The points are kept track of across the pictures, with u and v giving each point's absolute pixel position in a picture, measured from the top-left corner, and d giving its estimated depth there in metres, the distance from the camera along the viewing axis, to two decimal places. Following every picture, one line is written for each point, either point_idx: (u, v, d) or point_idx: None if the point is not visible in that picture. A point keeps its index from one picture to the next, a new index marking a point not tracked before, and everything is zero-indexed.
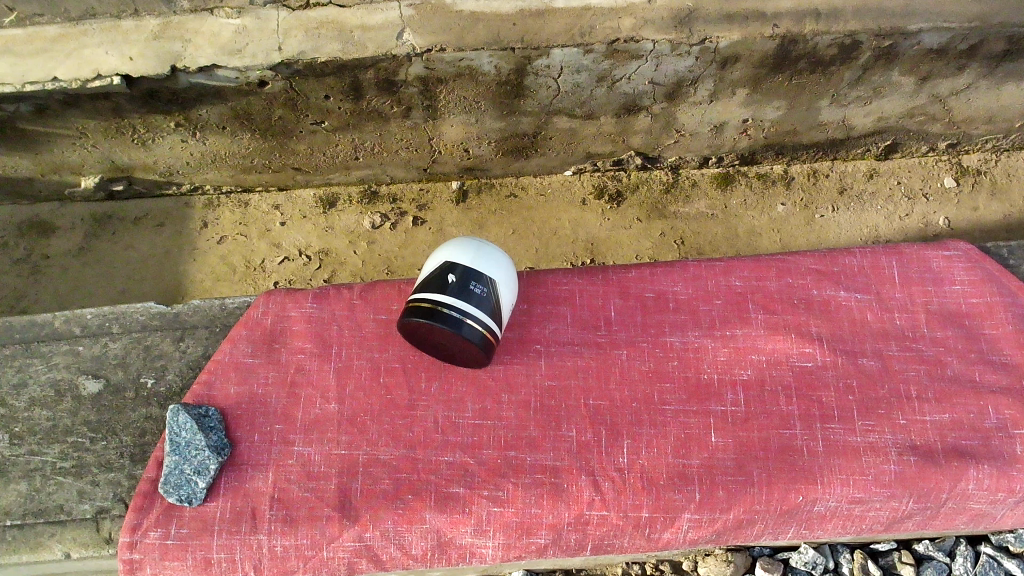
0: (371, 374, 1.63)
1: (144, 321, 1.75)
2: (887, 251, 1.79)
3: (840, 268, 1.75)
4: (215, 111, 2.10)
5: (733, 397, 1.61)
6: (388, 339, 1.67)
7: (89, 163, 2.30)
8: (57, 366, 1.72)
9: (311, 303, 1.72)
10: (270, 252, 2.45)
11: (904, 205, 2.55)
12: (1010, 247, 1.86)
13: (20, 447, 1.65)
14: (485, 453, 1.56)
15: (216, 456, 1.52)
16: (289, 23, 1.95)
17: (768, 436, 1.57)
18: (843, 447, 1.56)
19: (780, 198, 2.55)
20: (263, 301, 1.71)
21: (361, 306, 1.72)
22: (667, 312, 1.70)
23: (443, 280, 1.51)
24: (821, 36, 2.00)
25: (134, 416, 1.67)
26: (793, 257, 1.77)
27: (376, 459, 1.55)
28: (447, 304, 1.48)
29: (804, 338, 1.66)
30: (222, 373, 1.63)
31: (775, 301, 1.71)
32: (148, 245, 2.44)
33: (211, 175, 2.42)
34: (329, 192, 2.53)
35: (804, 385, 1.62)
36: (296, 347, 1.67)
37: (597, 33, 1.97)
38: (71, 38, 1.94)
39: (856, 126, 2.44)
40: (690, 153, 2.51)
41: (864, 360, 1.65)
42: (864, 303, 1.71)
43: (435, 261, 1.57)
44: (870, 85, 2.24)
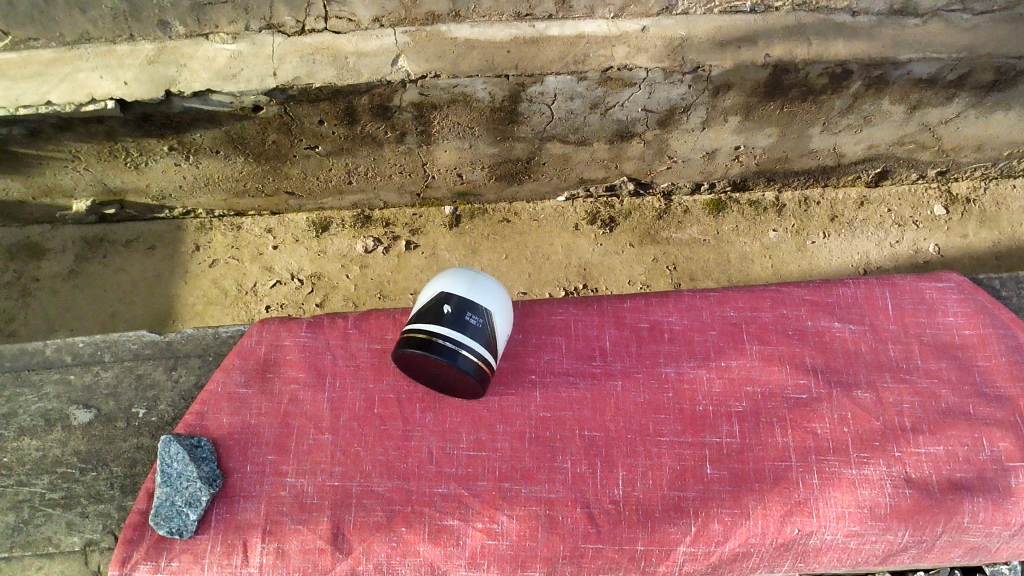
0: (365, 405, 1.63)
1: (137, 350, 1.75)
2: (880, 282, 1.80)
3: (834, 299, 1.76)
4: (209, 136, 2.11)
5: (728, 429, 1.61)
6: (382, 369, 1.67)
7: (81, 186, 2.29)
8: (47, 395, 1.70)
9: (305, 332, 1.72)
10: (262, 276, 2.44)
11: (895, 232, 2.57)
12: (1002, 278, 1.88)
13: (8, 476, 1.63)
14: (480, 485, 1.55)
15: (208, 488, 1.50)
16: (284, 49, 1.96)
17: (764, 468, 1.57)
18: (838, 479, 1.55)
19: (772, 225, 2.57)
20: (256, 331, 1.71)
21: (355, 335, 1.71)
22: (662, 342, 1.70)
23: (436, 312, 1.51)
24: (813, 65, 2.02)
25: (125, 446, 1.65)
26: (787, 287, 1.78)
27: (370, 491, 1.54)
28: (442, 336, 1.47)
29: (799, 369, 1.67)
30: (215, 404, 1.62)
31: (769, 331, 1.72)
32: (139, 269, 2.43)
33: (204, 200, 2.41)
34: (322, 216, 2.52)
35: (799, 415, 1.62)
36: (290, 376, 1.66)
37: (591, 61, 1.98)
38: (64, 62, 1.94)
39: (847, 154, 2.46)
40: (682, 180, 2.53)
41: (858, 393, 1.65)
42: (858, 334, 1.72)
43: (429, 291, 1.57)
44: (860, 113, 2.26)
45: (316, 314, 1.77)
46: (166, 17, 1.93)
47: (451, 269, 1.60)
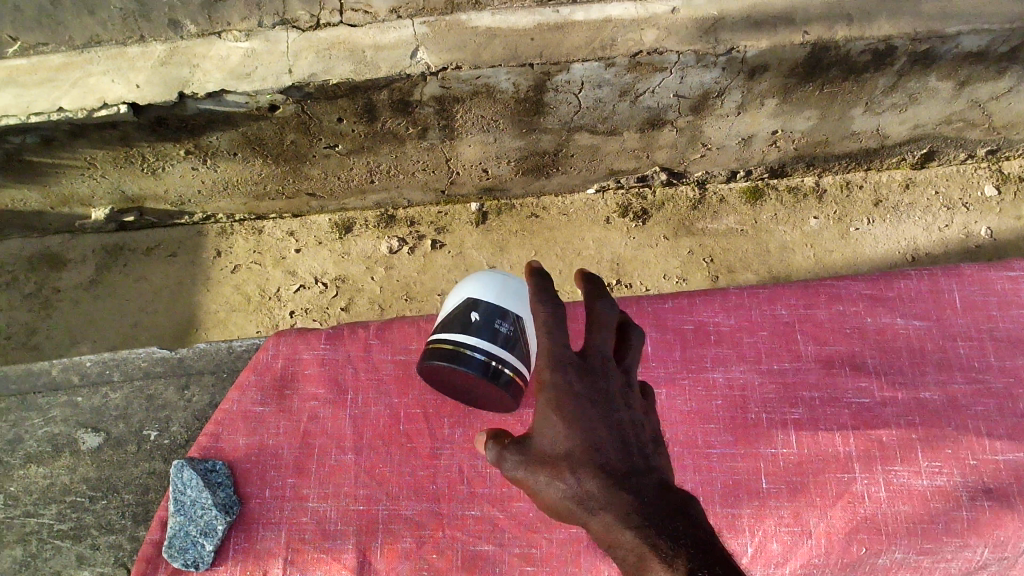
0: (390, 422, 1.63)
1: (146, 369, 1.75)
2: (947, 273, 1.76)
3: (894, 292, 1.74)
4: (226, 138, 2.04)
5: (784, 439, 1.62)
6: (406, 382, 1.66)
7: (98, 193, 2.24)
8: (55, 420, 1.71)
9: (324, 344, 1.70)
10: (285, 281, 2.38)
11: (943, 216, 2.44)
12: None
13: (15, 507, 1.64)
14: (516, 507, 1.56)
15: (224, 516, 1.50)
16: (298, 45, 1.88)
17: (825, 481, 1.57)
18: (908, 492, 1.55)
19: (812, 211, 2.46)
20: (273, 344, 1.69)
21: (378, 346, 1.70)
22: (709, 345, 1.71)
23: (464, 320, 1.43)
24: (855, 42, 1.91)
25: (136, 471, 1.66)
26: (843, 281, 1.76)
27: (398, 515, 1.55)
28: (469, 346, 1.39)
29: (859, 371, 1.67)
30: (230, 424, 1.61)
31: (825, 330, 1.71)
32: (160, 277, 2.38)
33: (224, 204, 2.35)
34: (345, 217, 2.45)
35: (861, 423, 1.62)
36: (309, 393, 1.65)
37: (619, 46, 1.88)
38: (75, 66, 1.88)
39: (891, 135, 2.33)
40: (717, 168, 2.41)
41: (926, 395, 1.64)
42: (924, 331, 1.70)
43: (458, 297, 1.49)
44: (905, 91, 2.14)
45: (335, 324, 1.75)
46: (177, 16, 1.88)
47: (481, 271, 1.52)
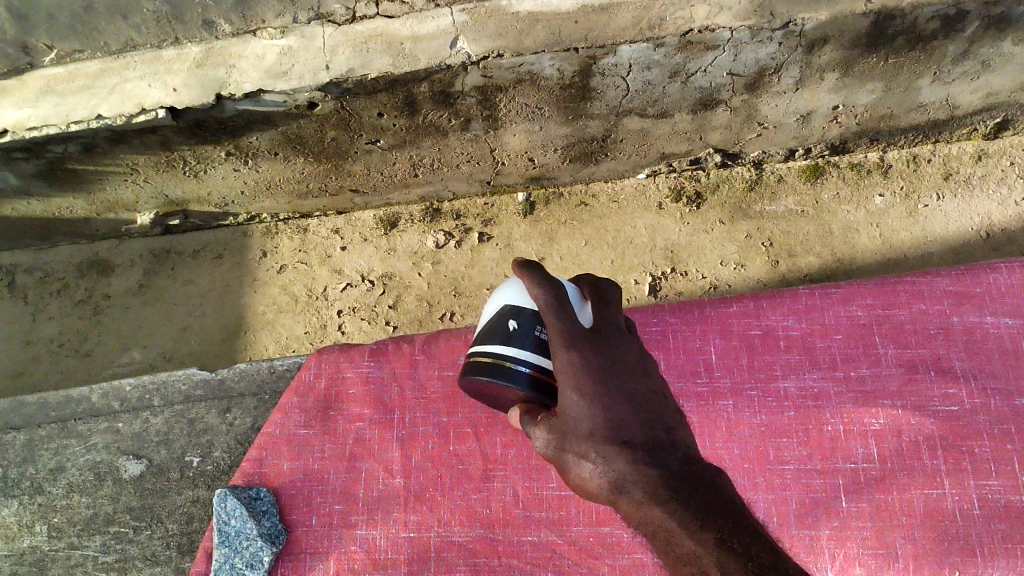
0: (440, 443, 1.72)
1: (186, 393, 1.85)
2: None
3: (982, 289, 1.74)
4: (266, 138, 2.00)
5: (864, 452, 1.63)
6: (453, 402, 1.76)
7: (143, 199, 2.22)
8: (96, 447, 1.81)
9: (368, 361, 1.81)
10: (332, 279, 2.34)
11: (1020, 189, 2.29)
12: None
13: (60, 540, 1.74)
14: (574, 530, 1.64)
15: (269, 546, 1.59)
16: (335, 40, 1.82)
17: (913, 498, 1.58)
18: (1006, 509, 1.55)
19: (878, 188, 2.33)
20: (315, 363, 1.81)
21: (424, 362, 1.80)
22: (778, 351, 1.73)
23: (506, 331, 1.34)
24: (922, 9, 1.79)
25: (179, 500, 1.76)
26: (926, 279, 1.77)
27: (451, 541, 1.64)
28: (513, 358, 1.31)
29: (947, 378, 1.66)
30: (274, 449, 1.72)
31: (907, 332, 1.72)
32: (208, 280, 2.36)
33: (268, 204, 2.32)
34: (390, 212, 2.40)
35: (949, 433, 1.62)
36: (354, 414, 1.75)
37: (668, 25, 1.79)
38: (112, 72, 1.85)
39: (961, 105, 2.20)
40: (775, 147, 2.30)
41: (1021, 401, 1.64)
42: (1015, 330, 1.70)
43: (498, 307, 1.40)
44: (978, 58, 2.01)
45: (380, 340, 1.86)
46: (210, 16, 1.82)
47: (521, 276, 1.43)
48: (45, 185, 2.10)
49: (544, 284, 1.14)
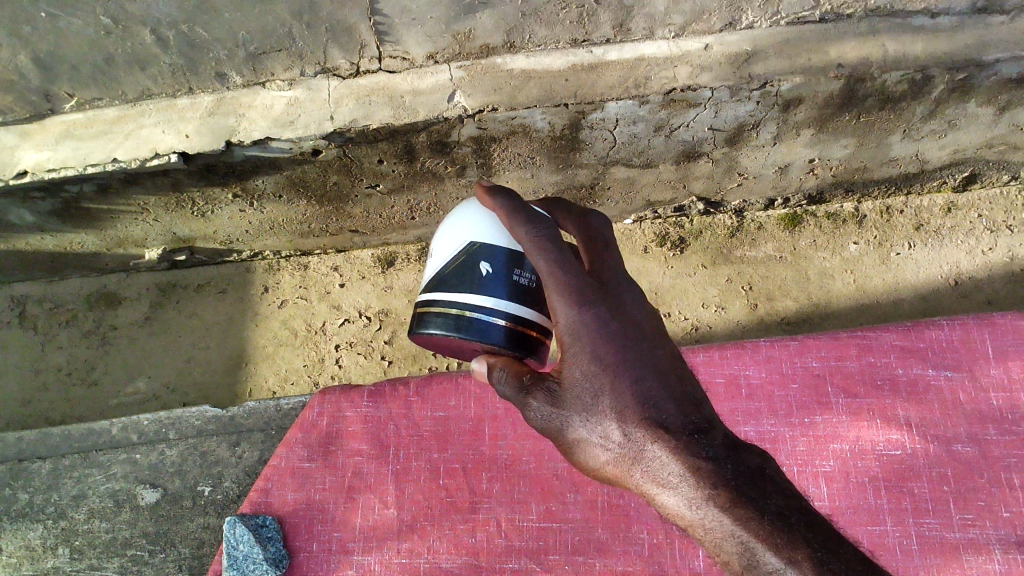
0: (430, 476, 1.86)
1: (201, 426, 1.97)
2: (980, 323, 1.97)
3: (925, 344, 1.96)
4: (272, 181, 2.11)
5: (816, 491, 1.86)
6: (443, 439, 1.90)
7: (152, 236, 2.33)
8: (115, 476, 1.94)
9: (366, 402, 1.94)
10: (330, 315, 2.44)
11: (987, 239, 2.41)
12: None
13: (80, 560, 1.87)
14: (553, 557, 1.78)
15: (273, 569, 1.72)
16: (339, 92, 1.94)
17: (859, 532, 1.81)
18: (940, 543, 1.78)
19: (852, 237, 2.45)
20: (317, 403, 1.93)
21: (417, 403, 1.94)
22: (742, 398, 1.96)
23: (473, 282, 1.42)
24: (889, 73, 1.91)
25: (191, 526, 1.89)
26: (875, 334, 1.99)
27: (439, 566, 1.78)
28: (486, 312, 1.40)
29: (890, 425, 1.90)
30: (279, 480, 1.84)
31: (856, 382, 1.94)
32: (211, 314, 2.46)
33: (271, 242, 2.42)
34: (387, 252, 2.52)
35: (892, 474, 1.86)
36: (353, 449, 1.89)
37: (653, 84, 1.91)
38: (128, 119, 1.97)
39: (931, 160, 2.32)
40: (755, 197, 2.42)
41: (958, 446, 1.86)
42: (955, 382, 1.92)
43: (458, 249, 1.47)
44: (944, 118, 2.13)
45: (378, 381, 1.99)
46: (223, 70, 1.93)
47: (473, 208, 1.49)
48: (59, 222, 2.20)
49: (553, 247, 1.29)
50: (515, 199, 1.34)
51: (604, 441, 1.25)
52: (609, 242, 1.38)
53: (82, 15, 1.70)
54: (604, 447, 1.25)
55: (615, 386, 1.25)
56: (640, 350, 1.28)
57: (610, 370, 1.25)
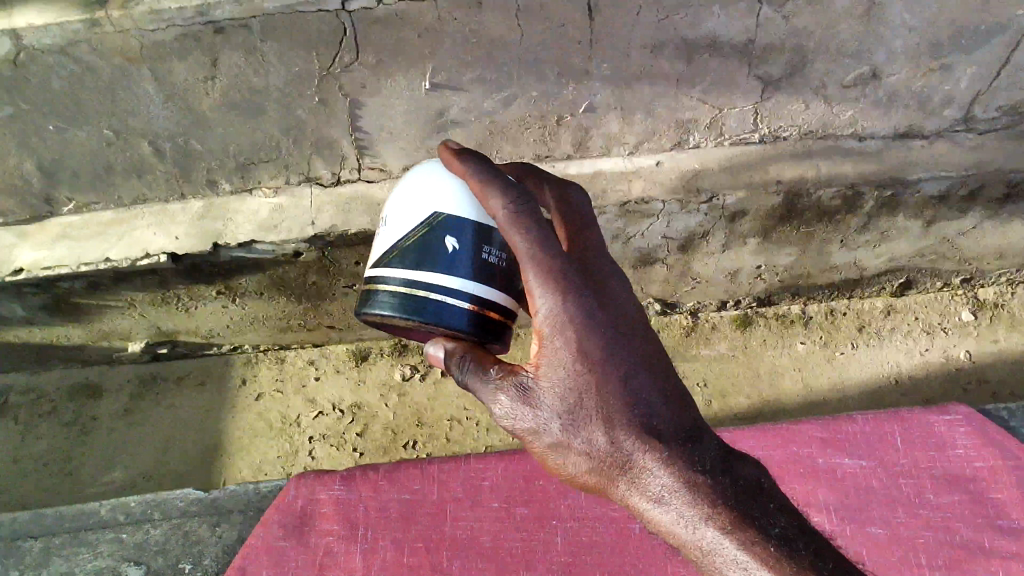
0: (396, 555, 1.93)
1: (184, 507, 2.02)
2: (892, 418, 2.07)
3: (844, 436, 2.06)
4: (254, 280, 2.25)
5: None
6: (408, 520, 1.98)
7: (136, 330, 2.44)
8: (101, 554, 1.97)
9: (339, 484, 2.03)
10: (305, 407, 2.54)
11: (924, 341, 2.58)
12: (1010, 409, 2.08)
13: None
14: None
15: None
16: (321, 199, 2.11)
17: None
18: None
19: (800, 337, 2.61)
20: (293, 485, 2.01)
21: (385, 486, 2.04)
22: None
23: (438, 261, 1.38)
24: (823, 189, 2.12)
25: None
26: (799, 427, 2.09)
27: None
28: (450, 294, 1.36)
29: (815, 509, 1.95)
30: (255, 557, 1.89)
31: (783, 470, 2.02)
32: (189, 405, 2.55)
33: (250, 336, 2.54)
34: (361, 346, 2.64)
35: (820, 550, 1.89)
36: (325, 529, 1.96)
37: (609, 197, 2.10)
38: (122, 222, 2.11)
39: (869, 267, 2.51)
40: (709, 299, 2.60)
41: (871, 528, 1.91)
42: (869, 469, 2.00)
43: (417, 223, 1.41)
44: (877, 230, 2.33)
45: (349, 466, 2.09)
46: (214, 176, 2.08)
47: (433, 178, 1.44)
48: (49, 316, 2.31)
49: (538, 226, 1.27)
50: (493, 172, 1.33)
51: (587, 446, 1.29)
52: (590, 219, 1.40)
53: (87, 130, 1.87)
54: (585, 453, 1.29)
55: (600, 385, 1.27)
56: (627, 343, 1.31)
57: (594, 364, 1.27)
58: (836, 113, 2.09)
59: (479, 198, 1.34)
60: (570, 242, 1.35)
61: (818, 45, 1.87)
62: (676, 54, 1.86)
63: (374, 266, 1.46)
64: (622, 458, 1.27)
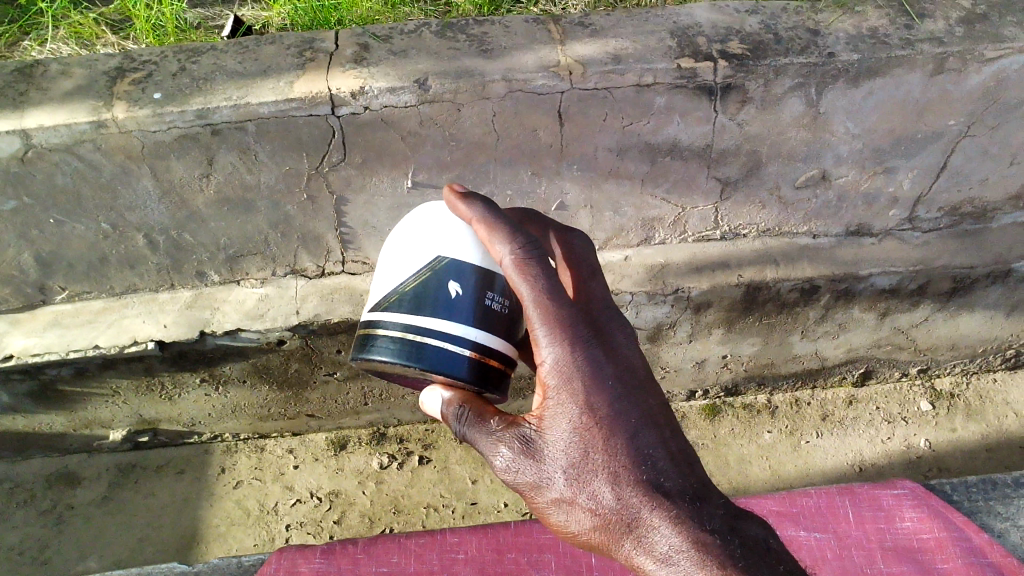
0: None
1: None
2: (841, 491, 2.05)
3: (799, 508, 2.01)
4: (238, 368, 2.32)
5: None
6: None
7: (119, 417, 2.49)
8: None
9: (319, 558, 1.98)
10: (283, 495, 2.56)
11: (885, 429, 2.66)
12: (955, 484, 2.03)
13: None
14: None
15: None
16: (306, 290, 2.20)
17: None
18: None
19: (766, 426, 2.69)
20: (274, 559, 1.95)
21: (364, 560, 1.99)
22: None
23: (441, 307, 1.41)
24: (783, 282, 2.23)
25: None
26: (754, 501, 2.05)
27: None
28: (453, 341, 1.40)
29: None
30: None
31: None
32: (167, 493, 2.56)
33: (231, 424, 2.60)
34: (340, 435, 2.70)
35: None
36: None
37: None
38: (113, 310, 2.18)
39: (829, 358, 2.63)
40: (677, 388, 2.69)
41: None
42: (823, 542, 1.95)
43: (420, 266, 1.45)
44: (834, 321, 2.45)
45: (329, 542, 2.04)
46: (204, 268, 2.18)
47: (438, 220, 1.48)
48: (33, 404, 2.35)
49: (546, 274, 1.30)
50: (499, 219, 1.37)
51: (591, 501, 1.26)
52: (595, 269, 1.44)
53: (85, 223, 1.97)
54: (589, 509, 1.26)
55: (605, 439, 1.27)
56: (632, 396, 1.32)
57: (599, 417, 1.27)
58: (791, 212, 2.24)
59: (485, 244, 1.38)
60: (574, 290, 1.39)
61: (771, 149, 2.03)
62: (640, 157, 2.01)
63: (375, 310, 1.49)
64: (627, 513, 1.24)
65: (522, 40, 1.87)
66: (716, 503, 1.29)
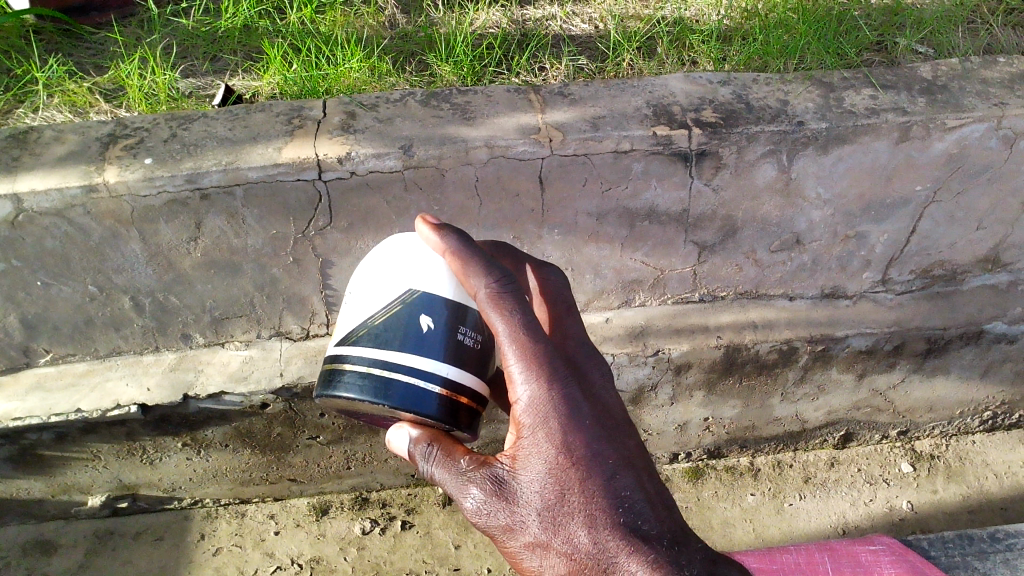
0: None
1: None
2: (820, 548, 2.04)
3: (778, 564, 2.00)
4: (220, 431, 2.31)
5: None
6: None
7: (98, 482, 2.47)
8: None
9: None
10: (263, 561, 2.50)
11: (867, 491, 2.66)
12: (929, 540, 2.13)
13: None
14: None
15: None
16: (290, 352, 2.22)
17: None
18: None
19: (749, 488, 2.69)
20: None
21: None
22: None
23: (412, 343, 1.42)
24: (761, 343, 2.27)
25: None
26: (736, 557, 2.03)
27: None
28: (423, 377, 1.41)
29: None
30: None
31: None
32: (145, 561, 2.49)
33: (212, 489, 2.58)
34: (322, 500, 2.68)
35: None
36: None
37: None
38: (96, 372, 2.18)
39: (810, 419, 2.66)
40: (661, 450, 2.70)
41: None
42: None
43: (391, 299, 1.46)
44: (813, 383, 2.48)
45: None
46: (189, 330, 2.19)
47: (409, 253, 1.49)
48: (11, 467, 2.33)
49: (520, 308, 1.32)
50: (473, 253, 1.39)
51: (567, 546, 1.28)
52: (570, 305, 1.49)
53: (73, 284, 1.99)
54: (564, 554, 1.28)
55: (581, 482, 1.29)
56: (609, 437, 1.34)
57: (576, 459, 1.30)
58: (767, 275, 2.29)
59: (459, 278, 1.40)
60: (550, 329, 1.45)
61: (746, 214, 2.09)
62: (619, 221, 2.07)
63: (342, 344, 1.50)
64: (603, 559, 1.27)
65: (503, 109, 1.94)
66: (693, 549, 1.31)
